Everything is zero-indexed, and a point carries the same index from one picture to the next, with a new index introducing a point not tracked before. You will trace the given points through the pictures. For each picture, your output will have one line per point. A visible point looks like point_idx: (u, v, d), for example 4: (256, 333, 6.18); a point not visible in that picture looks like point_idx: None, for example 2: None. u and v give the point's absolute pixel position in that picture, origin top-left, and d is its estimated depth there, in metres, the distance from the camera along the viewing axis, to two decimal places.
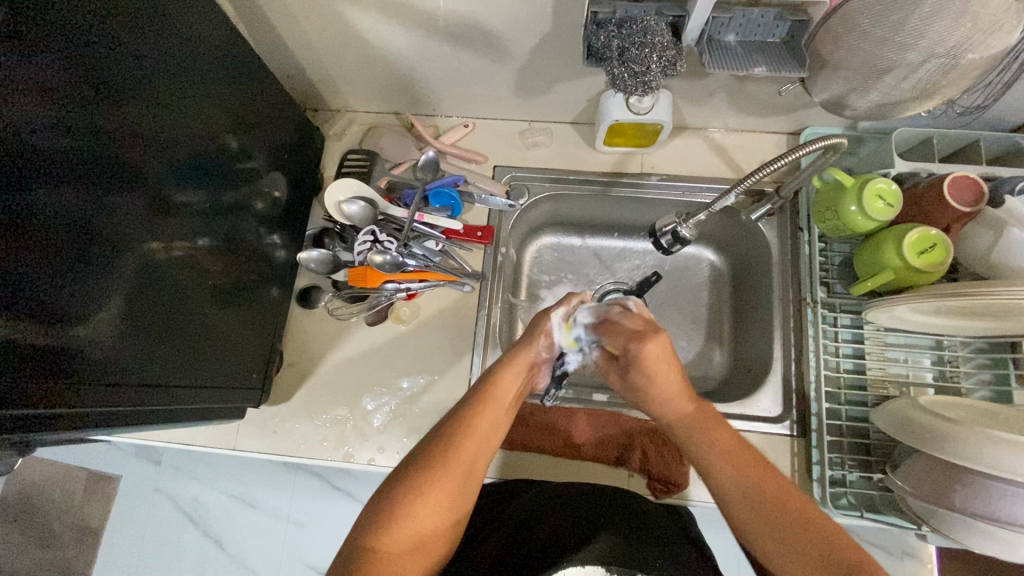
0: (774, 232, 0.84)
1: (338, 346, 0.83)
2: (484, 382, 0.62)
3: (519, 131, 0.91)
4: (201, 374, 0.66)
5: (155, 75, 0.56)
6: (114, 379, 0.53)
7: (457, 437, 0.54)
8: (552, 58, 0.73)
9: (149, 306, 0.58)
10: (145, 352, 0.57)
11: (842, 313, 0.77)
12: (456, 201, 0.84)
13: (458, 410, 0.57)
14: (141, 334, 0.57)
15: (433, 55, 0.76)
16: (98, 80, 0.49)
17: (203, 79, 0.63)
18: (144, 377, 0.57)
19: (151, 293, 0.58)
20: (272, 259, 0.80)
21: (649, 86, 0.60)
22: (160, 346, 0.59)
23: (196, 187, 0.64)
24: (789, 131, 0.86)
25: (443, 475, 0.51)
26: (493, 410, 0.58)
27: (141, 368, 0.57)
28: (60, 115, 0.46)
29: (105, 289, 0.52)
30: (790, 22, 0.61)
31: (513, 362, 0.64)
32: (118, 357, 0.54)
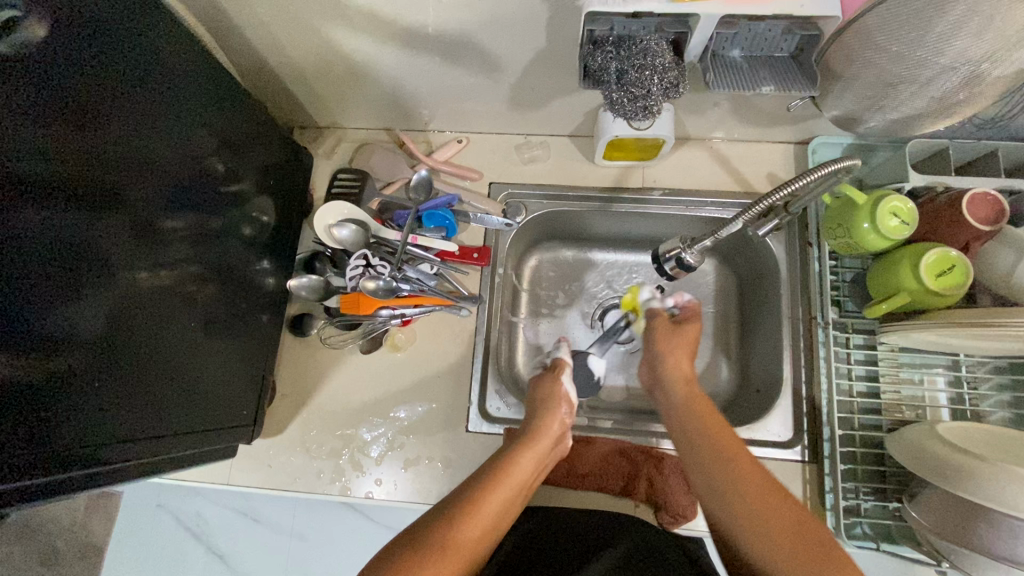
0: (782, 247, 0.81)
1: (330, 375, 0.80)
2: (496, 462, 0.58)
3: (515, 145, 0.87)
4: (193, 412, 0.64)
5: (137, 97, 0.53)
6: (93, 415, 0.50)
7: (460, 517, 0.51)
8: (547, 73, 0.69)
9: (134, 346, 0.55)
10: (133, 402, 0.55)
11: (853, 334, 0.74)
12: (450, 222, 0.82)
13: (470, 487, 0.54)
14: (131, 379, 0.55)
15: (421, 70, 0.72)
16: (79, 99, 0.47)
17: (190, 100, 0.60)
18: (131, 428, 0.55)
19: (133, 331, 0.55)
20: (261, 287, 0.77)
21: (650, 110, 0.57)
22: (142, 384, 0.56)
23: (183, 210, 0.61)
24: (796, 141, 0.82)
25: (444, 560, 0.47)
26: (507, 490, 0.54)
27: (128, 417, 0.55)
28: (41, 137, 0.44)
29: (87, 336, 0.49)
30: (798, 36, 0.56)
31: (531, 442, 0.61)
32: (81, 413, 0.49)
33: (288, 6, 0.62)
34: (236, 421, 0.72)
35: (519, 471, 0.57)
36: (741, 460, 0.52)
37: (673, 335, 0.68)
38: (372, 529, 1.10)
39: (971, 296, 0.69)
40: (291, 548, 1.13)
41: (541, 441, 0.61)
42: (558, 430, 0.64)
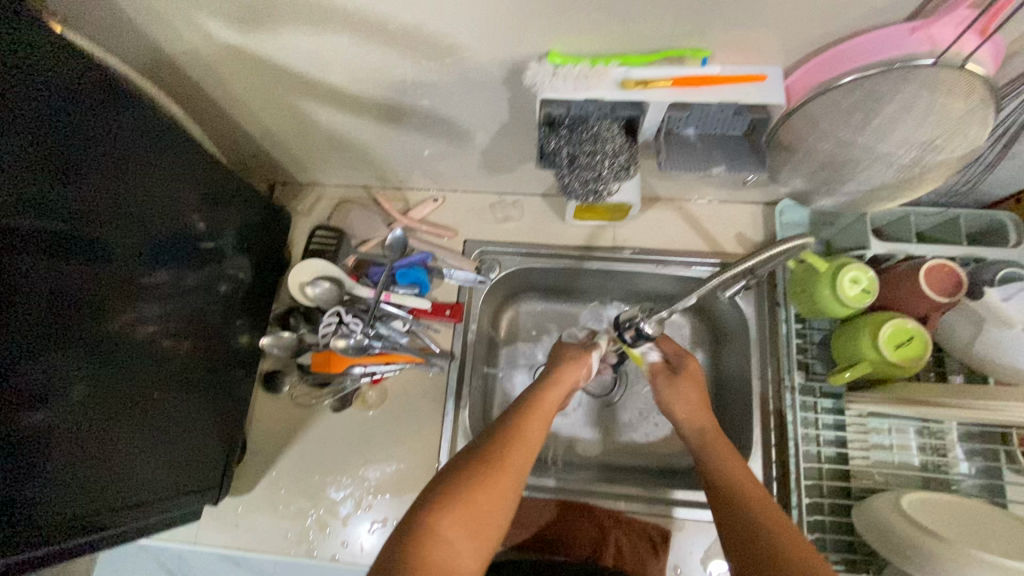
0: (751, 307, 0.81)
1: (300, 433, 0.80)
2: (526, 397, 0.63)
3: (489, 204, 0.89)
4: (154, 472, 0.63)
5: (130, 160, 0.55)
6: (58, 466, 0.50)
7: (501, 454, 0.54)
8: (515, 142, 0.72)
9: (94, 417, 0.54)
10: (96, 458, 0.54)
11: (821, 398, 0.74)
12: (424, 279, 0.83)
13: (506, 419, 0.59)
14: (87, 455, 0.53)
15: (395, 138, 0.74)
16: (78, 160, 0.49)
17: (180, 162, 0.62)
18: (90, 486, 0.54)
19: (109, 384, 0.55)
20: (234, 344, 0.78)
21: (601, 192, 0.60)
22: (114, 435, 0.56)
23: (161, 267, 0.62)
24: (764, 202, 0.84)
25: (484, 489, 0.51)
26: (541, 419, 0.60)
27: (80, 489, 0.53)
28: (40, 193, 0.46)
29: (39, 424, 0.48)
30: (750, 117, 0.58)
31: (555, 381, 0.67)
32: (47, 465, 0.49)
33: (264, 84, 0.64)
34: (202, 474, 0.72)
35: (546, 405, 0.62)
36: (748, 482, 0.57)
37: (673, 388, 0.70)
38: None
39: (941, 374, 0.71)
40: None
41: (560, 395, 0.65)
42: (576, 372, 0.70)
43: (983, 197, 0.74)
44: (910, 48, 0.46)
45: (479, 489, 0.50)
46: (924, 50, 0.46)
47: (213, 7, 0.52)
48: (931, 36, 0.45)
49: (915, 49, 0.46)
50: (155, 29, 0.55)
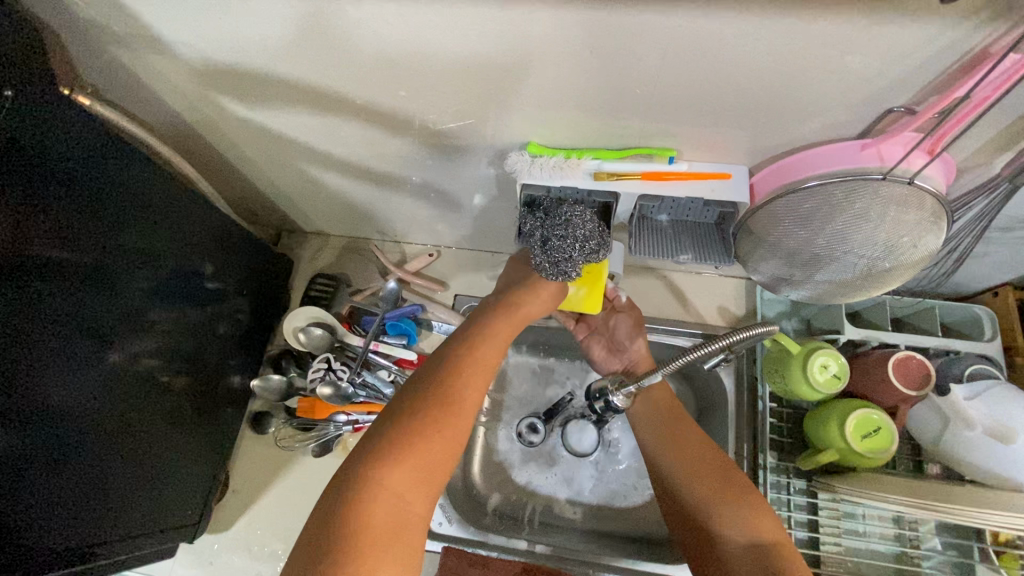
0: (730, 380, 0.83)
1: (281, 475, 0.82)
2: (454, 350, 0.56)
3: (481, 262, 0.92)
4: (136, 499, 0.66)
5: (152, 210, 0.61)
6: (50, 478, 0.53)
7: (435, 406, 0.50)
8: (503, 211, 0.75)
9: (89, 437, 0.57)
10: (86, 475, 0.58)
11: (794, 478, 0.74)
12: (413, 330, 0.87)
13: (436, 376, 0.53)
14: (71, 480, 0.56)
15: (392, 200, 0.79)
16: (106, 208, 0.55)
17: (199, 214, 0.68)
18: (78, 503, 0.57)
19: (106, 411, 0.59)
20: (227, 384, 0.81)
21: (570, 275, 0.61)
22: (106, 458, 0.60)
23: (170, 306, 0.67)
24: (747, 278, 0.86)
25: (429, 433, 0.49)
26: (483, 368, 0.55)
27: (68, 505, 0.56)
28: (68, 236, 0.51)
29: (26, 450, 0.50)
30: (717, 209, 0.61)
31: (519, 307, 0.62)
32: (41, 482, 0.52)
33: (272, 148, 0.70)
34: (183, 508, 0.74)
35: (483, 357, 0.56)
36: (705, 454, 0.64)
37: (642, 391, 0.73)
38: None
39: (917, 463, 0.71)
40: None
41: (520, 317, 0.62)
42: (534, 300, 0.63)
43: (961, 287, 0.75)
44: (862, 162, 0.50)
45: (424, 434, 0.48)
46: (875, 165, 0.49)
47: (227, 89, 0.59)
48: (880, 152, 0.49)
49: (867, 163, 0.49)
50: (176, 102, 0.63)
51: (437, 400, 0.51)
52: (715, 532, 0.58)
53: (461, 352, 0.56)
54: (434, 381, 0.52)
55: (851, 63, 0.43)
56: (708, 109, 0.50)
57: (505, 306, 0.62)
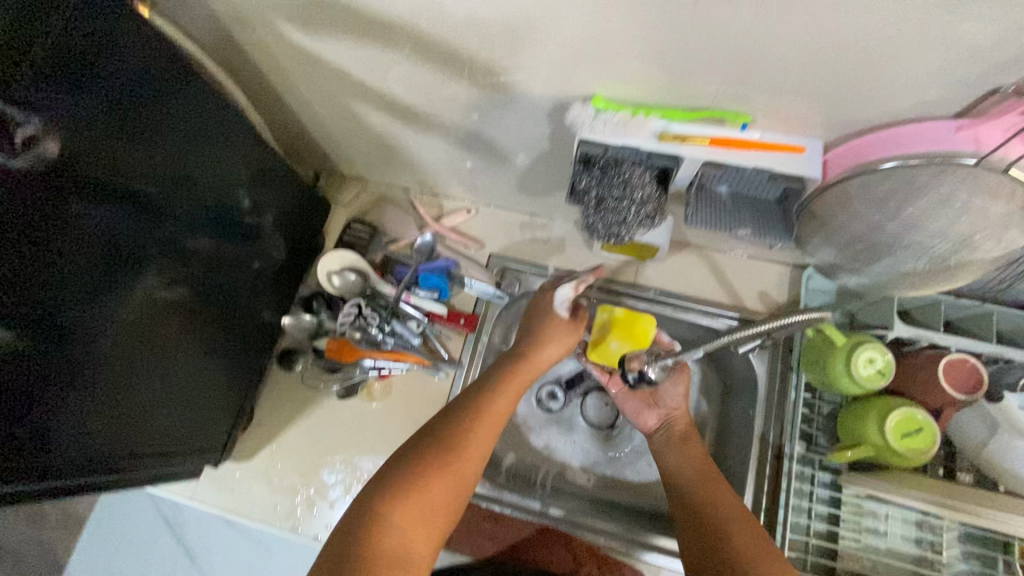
0: (763, 367, 0.81)
1: (305, 412, 0.83)
2: (462, 407, 0.61)
3: (519, 223, 0.90)
4: (162, 423, 0.66)
5: (195, 134, 0.59)
6: (78, 399, 0.54)
7: (437, 465, 0.55)
8: (551, 169, 0.73)
9: (119, 360, 0.58)
10: (114, 396, 0.58)
11: (820, 471, 0.73)
12: (444, 285, 0.85)
13: (434, 447, 0.56)
14: (103, 400, 0.57)
15: (438, 148, 0.77)
16: (148, 127, 0.53)
17: (241, 144, 0.67)
18: (106, 422, 0.58)
19: (138, 335, 0.59)
20: (257, 319, 0.81)
21: (621, 236, 0.62)
22: (133, 381, 0.60)
23: (206, 235, 0.67)
24: (793, 265, 0.83)
25: (435, 474, 0.54)
26: (488, 428, 0.60)
27: (95, 423, 0.56)
28: (106, 154, 0.49)
29: (56, 366, 0.50)
30: (784, 184, 0.57)
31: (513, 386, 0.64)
32: (70, 399, 0.52)
33: (323, 81, 0.68)
34: (207, 433, 0.76)
35: (493, 410, 0.61)
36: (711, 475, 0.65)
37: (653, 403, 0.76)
38: None
39: (948, 470, 0.69)
40: None
41: (533, 365, 0.67)
42: (531, 371, 0.67)
43: None
44: (955, 145, 0.47)
45: (424, 478, 0.54)
46: (968, 148, 0.46)
47: (285, 11, 0.56)
48: (977, 136, 0.46)
49: (960, 146, 0.46)
50: (230, 22, 0.60)
51: (435, 444, 0.56)
52: (725, 543, 0.57)
53: (471, 409, 0.61)
54: (434, 428, 0.59)
55: (970, 29, 0.39)
56: (794, 72, 0.47)
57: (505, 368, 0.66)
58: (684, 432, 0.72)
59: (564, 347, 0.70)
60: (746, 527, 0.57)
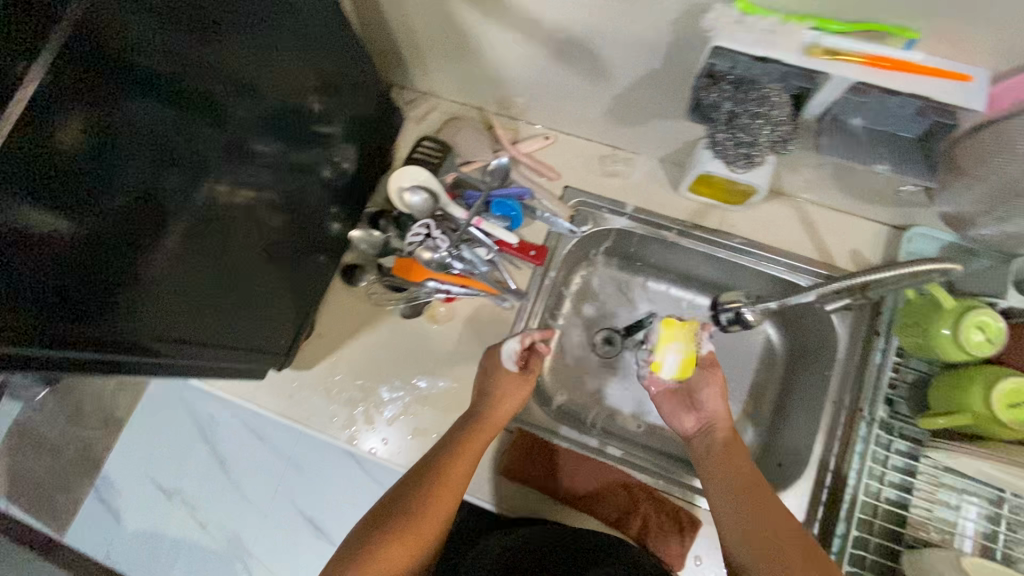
0: (846, 329, 0.77)
1: (367, 329, 0.83)
2: (416, 475, 0.64)
3: (599, 155, 0.85)
4: (229, 334, 0.65)
5: (256, 16, 0.51)
6: (159, 309, 0.52)
7: (397, 534, 0.59)
8: (655, 92, 0.67)
9: (195, 268, 0.55)
10: (190, 306, 0.56)
11: (898, 438, 0.70)
12: (517, 213, 0.81)
13: (399, 509, 0.61)
14: (181, 309, 0.55)
15: (532, 63, 0.72)
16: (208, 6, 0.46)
17: (304, 31, 0.60)
18: (185, 331, 0.56)
19: (209, 243, 0.56)
20: (325, 229, 0.78)
21: (752, 159, 0.59)
22: (208, 292, 0.58)
23: (275, 138, 0.62)
24: (892, 224, 0.78)
25: (389, 550, 0.58)
26: (447, 488, 0.63)
27: (175, 333, 0.55)
28: (168, 38, 0.43)
29: (137, 273, 0.47)
30: (933, 120, 0.52)
31: (467, 445, 0.67)
32: (151, 308, 0.51)
33: None
34: (274, 339, 0.75)
35: (449, 474, 0.64)
36: (744, 494, 0.62)
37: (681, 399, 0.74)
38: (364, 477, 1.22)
39: None
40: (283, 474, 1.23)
41: (488, 426, 0.70)
42: (512, 405, 0.72)
43: None
44: None
45: (378, 559, 0.57)
46: None
47: None
48: None
49: None
50: None
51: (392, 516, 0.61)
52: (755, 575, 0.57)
53: (433, 480, 0.63)
54: (397, 495, 0.63)
55: None
56: None
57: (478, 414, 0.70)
58: (729, 438, 0.69)
59: (517, 402, 0.72)
60: (779, 565, 0.56)
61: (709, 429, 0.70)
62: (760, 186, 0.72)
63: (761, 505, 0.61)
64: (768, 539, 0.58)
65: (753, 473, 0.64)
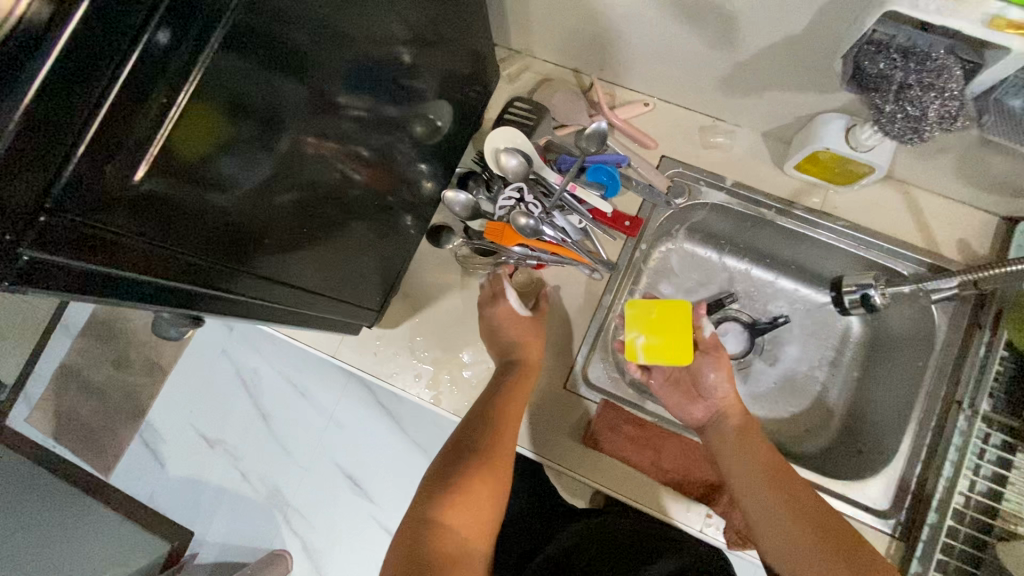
0: (945, 320, 0.76)
1: (454, 292, 0.82)
2: (465, 435, 0.69)
3: (699, 127, 0.82)
4: (326, 284, 0.63)
5: None
6: (264, 270, 0.50)
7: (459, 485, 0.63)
8: (784, 63, 0.65)
9: (297, 225, 0.52)
10: (292, 262, 0.54)
11: (994, 431, 0.68)
12: (612, 180, 0.79)
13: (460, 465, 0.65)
14: (283, 266, 0.53)
15: (650, 24, 0.69)
16: None
17: None
18: (290, 283, 0.55)
19: (307, 201, 0.52)
20: (418, 187, 0.77)
21: (920, 135, 0.56)
22: (308, 247, 0.56)
23: (363, 87, 0.54)
24: (1005, 215, 0.75)
25: (462, 500, 0.61)
26: (503, 440, 0.68)
27: (282, 288, 0.54)
28: None
29: (242, 240, 0.45)
30: None
31: (513, 400, 0.70)
32: (260, 268, 0.49)
33: None
34: (368, 289, 0.74)
35: (500, 429, 0.68)
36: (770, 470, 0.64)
37: (690, 383, 0.77)
38: (404, 441, 1.27)
39: None
40: (326, 429, 1.29)
41: (524, 383, 0.73)
42: (535, 376, 0.76)
43: None
44: None
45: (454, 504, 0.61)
46: None
47: None
48: None
49: None
50: None
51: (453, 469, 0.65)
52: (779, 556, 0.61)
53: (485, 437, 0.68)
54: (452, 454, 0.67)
55: None
56: None
57: (506, 375, 0.73)
58: (742, 423, 0.70)
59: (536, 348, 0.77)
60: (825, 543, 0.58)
61: (722, 410, 0.72)
62: (880, 169, 0.69)
63: (795, 485, 0.63)
64: (814, 514, 0.60)
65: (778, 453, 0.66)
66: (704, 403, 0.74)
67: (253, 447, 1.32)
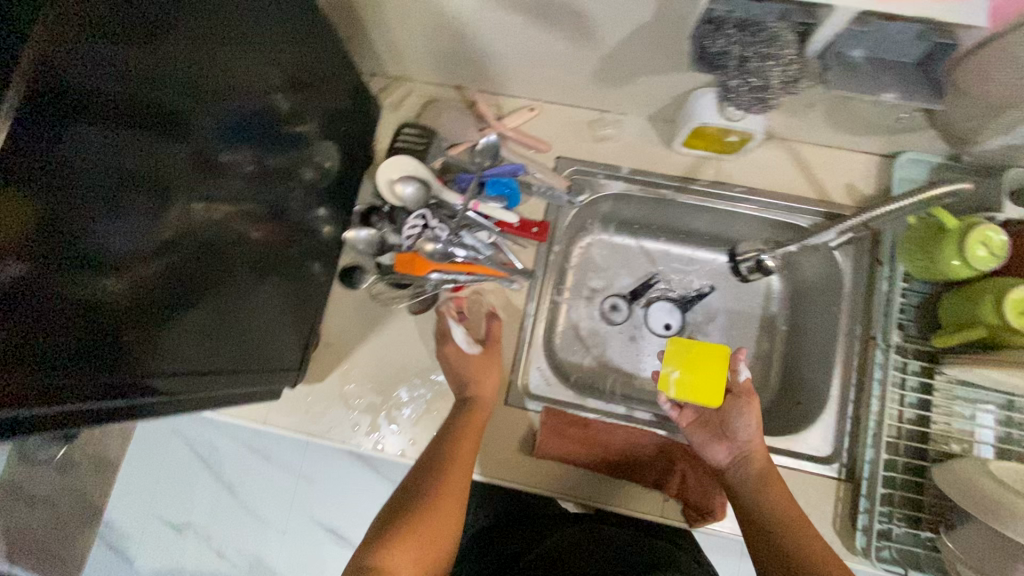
0: (849, 262, 0.79)
1: (377, 331, 0.80)
2: (422, 469, 0.67)
3: (587, 121, 0.83)
4: (241, 354, 0.59)
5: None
6: (167, 350, 0.46)
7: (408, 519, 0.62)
8: (646, 50, 0.66)
9: (196, 297, 0.49)
10: (199, 338, 0.50)
11: (912, 359, 0.72)
12: (512, 190, 0.80)
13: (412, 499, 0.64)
14: (189, 344, 0.49)
15: (513, 33, 0.69)
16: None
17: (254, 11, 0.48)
18: (199, 361, 0.51)
19: (203, 269, 0.49)
20: (318, 233, 0.74)
21: (768, 103, 0.58)
22: (212, 319, 0.52)
23: (243, 142, 0.51)
24: (881, 153, 0.79)
25: (407, 536, 0.60)
26: (455, 473, 0.66)
27: (191, 366, 0.50)
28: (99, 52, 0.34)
29: (136, 323, 0.41)
30: (933, 43, 0.54)
31: (460, 434, 0.69)
32: (161, 350, 0.45)
33: None
34: (284, 354, 0.70)
35: (452, 461, 0.67)
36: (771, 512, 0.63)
37: (709, 430, 0.71)
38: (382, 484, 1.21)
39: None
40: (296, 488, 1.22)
41: (480, 413, 0.71)
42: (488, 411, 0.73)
43: None
44: None
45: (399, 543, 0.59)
46: None
47: None
48: None
49: None
50: None
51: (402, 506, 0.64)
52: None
53: (435, 466, 0.66)
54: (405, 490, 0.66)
55: None
56: None
57: (461, 413, 0.71)
58: (765, 471, 0.66)
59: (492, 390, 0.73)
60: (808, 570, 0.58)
61: (742, 454, 0.68)
62: (757, 132, 0.72)
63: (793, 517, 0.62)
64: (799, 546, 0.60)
65: (790, 495, 0.65)
66: (722, 448, 0.70)
67: (224, 524, 1.24)
